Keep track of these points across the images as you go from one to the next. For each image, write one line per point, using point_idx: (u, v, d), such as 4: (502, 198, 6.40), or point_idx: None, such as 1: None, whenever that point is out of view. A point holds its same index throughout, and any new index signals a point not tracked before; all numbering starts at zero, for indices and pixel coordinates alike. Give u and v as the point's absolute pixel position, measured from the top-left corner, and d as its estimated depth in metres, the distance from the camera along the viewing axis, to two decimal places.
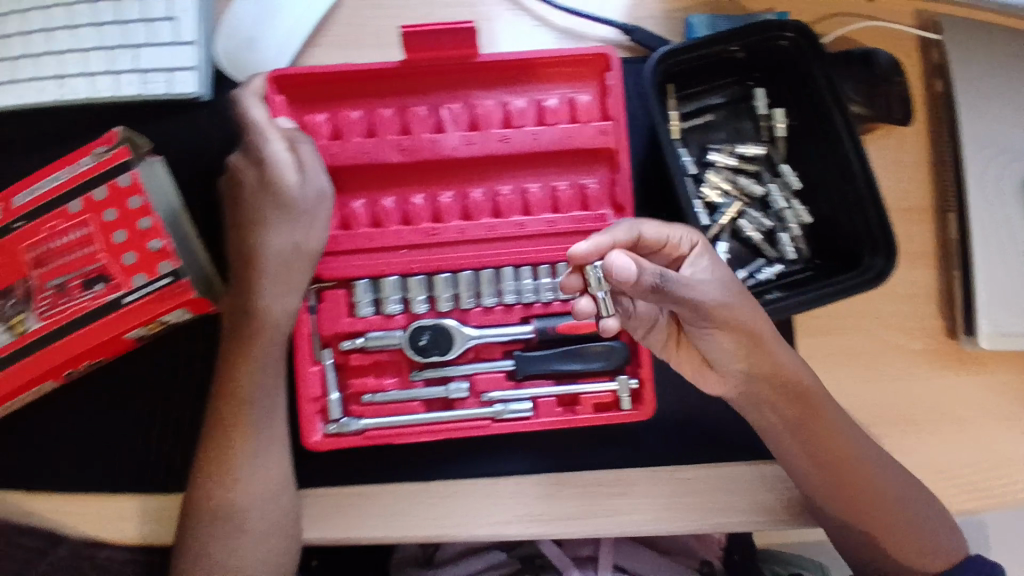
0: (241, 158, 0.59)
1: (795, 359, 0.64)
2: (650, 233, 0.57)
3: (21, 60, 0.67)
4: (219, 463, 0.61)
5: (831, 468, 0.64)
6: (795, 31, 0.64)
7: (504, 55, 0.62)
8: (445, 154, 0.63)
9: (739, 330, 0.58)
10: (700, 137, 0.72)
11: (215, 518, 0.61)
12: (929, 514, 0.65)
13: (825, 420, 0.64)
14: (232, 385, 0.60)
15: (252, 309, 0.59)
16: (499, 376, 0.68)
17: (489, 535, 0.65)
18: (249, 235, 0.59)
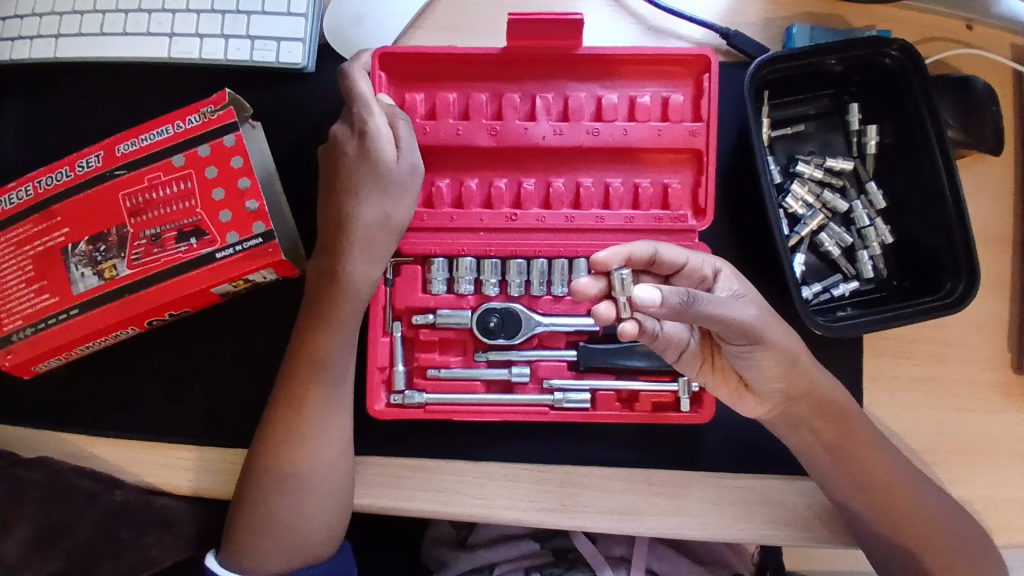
0: (339, 131, 0.61)
1: (829, 379, 0.65)
2: (666, 253, 0.58)
3: (134, 14, 0.71)
4: (286, 422, 0.63)
5: (871, 489, 0.65)
6: (901, 49, 0.64)
7: (603, 49, 0.65)
8: (535, 142, 0.66)
9: (779, 351, 0.59)
10: (789, 145, 0.72)
11: (275, 476, 0.62)
12: (978, 547, 0.64)
13: (863, 444, 0.65)
14: (308, 347, 0.62)
15: (337, 275, 0.61)
16: (561, 365, 0.69)
17: (534, 521, 0.65)
18: (339, 203, 0.61)
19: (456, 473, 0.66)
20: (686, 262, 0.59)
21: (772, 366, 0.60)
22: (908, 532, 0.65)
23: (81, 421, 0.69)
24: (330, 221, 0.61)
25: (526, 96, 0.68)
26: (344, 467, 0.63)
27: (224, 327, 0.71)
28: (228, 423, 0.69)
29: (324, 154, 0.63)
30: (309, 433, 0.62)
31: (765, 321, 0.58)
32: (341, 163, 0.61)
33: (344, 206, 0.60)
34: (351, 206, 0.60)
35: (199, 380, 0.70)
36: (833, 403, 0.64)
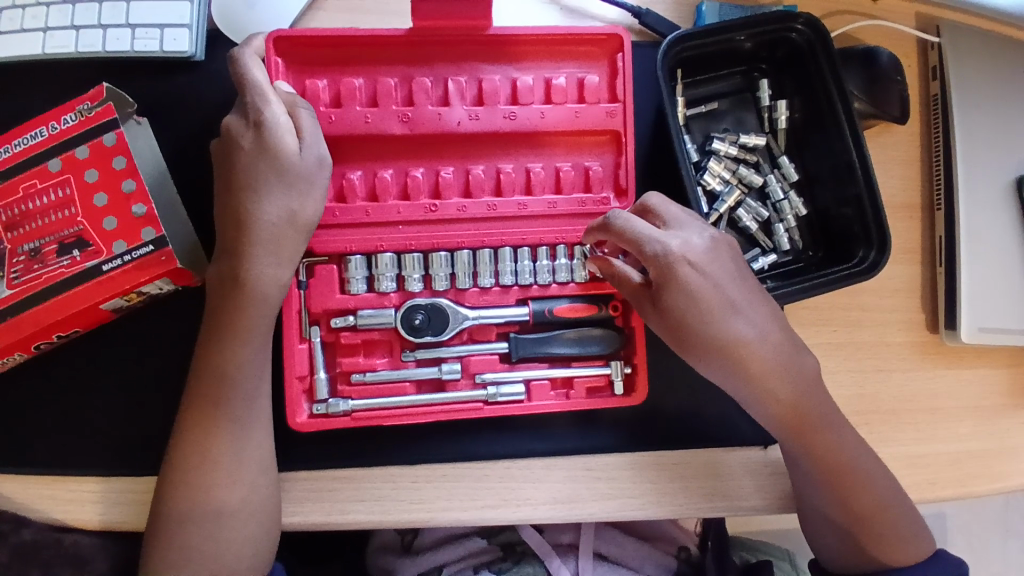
0: (234, 121, 0.57)
1: (803, 380, 0.58)
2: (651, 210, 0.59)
3: (7, 10, 0.64)
4: (197, 444, 0.58)
5: (825, 467, 0.62)
6: (806, 23, 0.65)
7: (515, 29, 0.62)
8: (450, 127, 0.63)
9: (717, 360, 0.57)
10: (704, 124, 0.72)
11: (191, 503, 0.58)
12: (907, 520, 0.64)
13: (781, 375, 0.57)
14: (216, 361, 0.58)
15: (241, 278, 0.56)
16: (493, 359, 0.67)
17: (477, 520, 0.64)
18: (236, 200, 0.56)
19: (392, 479, 0.64)
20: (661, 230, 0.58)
21: (698, 327, 0.56)
22: (859, 508, 0.62)
23: None
24: (228, 220, 0.57)
25: (438, 80, 0.65)
26: (263, 485, 0.60)
27: (126, 345, 0.65)
28: (142, 447, 0.64)
29: (218, 148, 0.58)
30: (224, 455, 0.58)
31: (698, 319, 0.56)
32: (235, 158, 0.56)
33: (242, 204, 0.56)
34: (250, 202, 0.56)
35: (106, 403, 0.64)
36: (760, 357, 0.57)
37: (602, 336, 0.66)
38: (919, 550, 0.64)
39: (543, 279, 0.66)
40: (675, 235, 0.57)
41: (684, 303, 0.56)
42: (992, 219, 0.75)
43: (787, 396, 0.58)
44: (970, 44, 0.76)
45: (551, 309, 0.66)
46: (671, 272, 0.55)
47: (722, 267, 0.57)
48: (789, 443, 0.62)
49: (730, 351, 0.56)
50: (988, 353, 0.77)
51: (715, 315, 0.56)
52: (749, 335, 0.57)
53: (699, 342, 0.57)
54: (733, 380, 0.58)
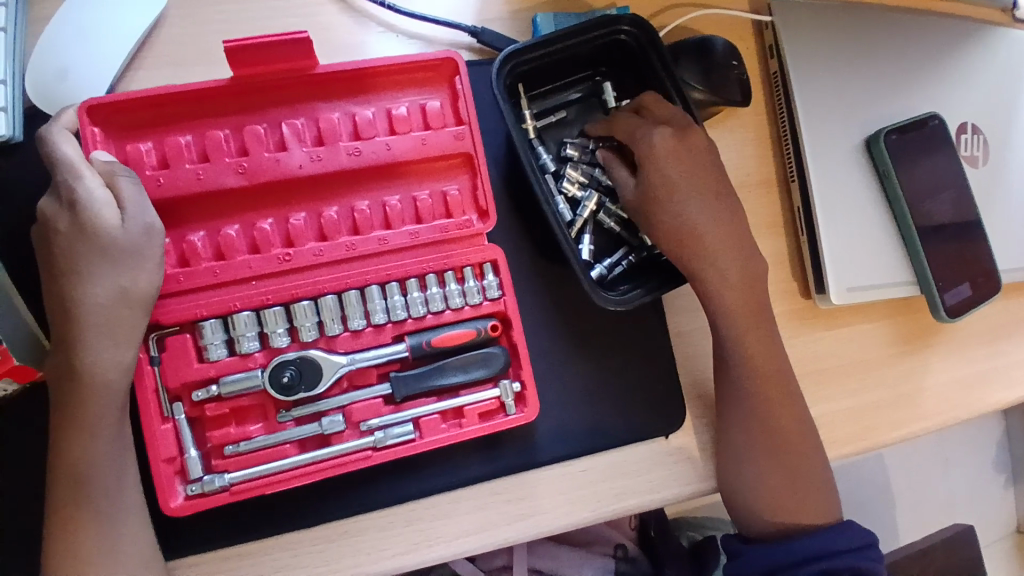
0: (47, 203, 0.53)
1: (733, 242, 0.65)
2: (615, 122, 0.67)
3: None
4: (63, 550, 0.54)
5: (758, 371, 0.66)
6: (632, 24, 0.66)
7: (342, 64, 0.60)
8: (291, 172, 0.61)
9: (709, 236, 0.64)
10: (557, 133, 0.73)
11: None
12: (819, 460, 0.68)
13: (731, 257, 0.65)
14: (66, 459, 0.54)
15: (76, 367, 0.53)
16: (377, 402, 0.64)
17: (387, 569, 0.62)
18: (61, 285, 0.53)
19: (291, 547, 0.62)
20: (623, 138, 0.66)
21: (691, 198, 0.64)
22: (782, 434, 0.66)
23: None
24: (54, 308, 0.53)
25: (274, 125, 0.62)
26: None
27: None
28: (14, 558, 0.60)
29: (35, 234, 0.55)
30: (92, 560, 0.54)
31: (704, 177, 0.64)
32: (54, 241, 0.53)
33: (68, 288, 0.53)
34: (77, 284, 0.53)
35: None
36: (714, 244, 0.64)
37: (484, 359, 0.65)
38: (831, 500, 0.68)
39: (417, 312, 0.65)
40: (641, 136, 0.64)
41: (671, 163, 0.63)
42: (845, 183, 0.78)
43: (732, 277, 0.65)
44: (801, 20, 0.79)
45: (428, 340, 0.64)
46: (689, 132, 0.63)
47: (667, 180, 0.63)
48: (728, 348, 0.66)
49: (697, 237, 0.63)
50: (864, 309, 0.80)
51: (688, 172, 0.63)
52: (705, 216, 0.64)
53: (662, 210, 0.63)
54: (705, 257, 0.64)
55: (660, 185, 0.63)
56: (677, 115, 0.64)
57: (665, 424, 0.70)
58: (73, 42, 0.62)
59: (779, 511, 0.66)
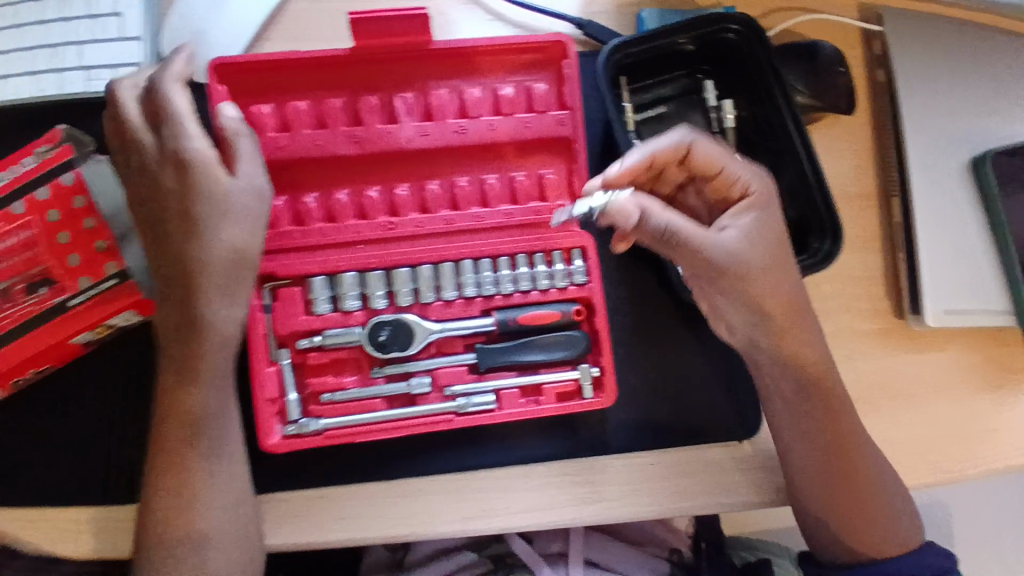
0: (146, 152, 0.57)
1: (813, 326, 0.64)
2: (700, 149, 0.61)
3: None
4: (176, 476, 0.59)
5: (832, 434, 0.64)
6: (741, 23, 0.67)
7: (456, 41, 0.62)
8: (399, 144, 0.64)
9: (788, 307, 0.62)
10: (654, 127, 0.73)
11: (173, 532, 0.58)
12: (898, 509, 0.65)
13: (805, 333, 0.63)
14: (179, 399, 0.58)
15: (194, 313, 0.57)
16: (462, 370, 0.68)
17: (455, 531, 0.65)
18: (175, 235, 0.57)
19: (368, 494, 0.65)
20: (721, 166, 0.62)
21: (770, 276, 0.60)
22: (849, 483, 0.64)
23: None
24: (171, 257, 0.57)
25: (386, 98, 0.66)
26: (237, 518, 0.60)
27: (97, 378, 0.66)
28: (117, 478, 0.64)
29: (137, 184, 0.57)
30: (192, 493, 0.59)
31: (753, 251, 0.60)
32: (169, 192, 0.56)
33: (182, 237, 0.57)
34: (193, 237, 0.57)
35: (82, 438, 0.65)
36: (789, 319, 0.62)
37: (567, 341, 0.67)
38: (912, 533, 0.65)
39: (506, 289, 0.68)
40: (741, 166, 0.62)
41: (762, 233, 0.61)
42: (948, 201, 0.76)
43: (813, 352, 0.63)
44: (911, 32, 0.77)
45: (515, 317, 0.67)
46: (770, 198, 0.62)
47: (776, 215, 0.62)
48: (805, 396, 0.64)
49: (774, 310, 0.61)
50: (959, 334, 0.77)
51: (776, 245, 0.61)
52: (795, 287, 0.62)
53: (755, 282, 0.60)
54: (770, 329, 0.62)
55: (762, 257, 0.60)
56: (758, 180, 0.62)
57: (737, 430, 0.70)
58: (201, 6, 0.64)
59: (847, 550, 0.64)
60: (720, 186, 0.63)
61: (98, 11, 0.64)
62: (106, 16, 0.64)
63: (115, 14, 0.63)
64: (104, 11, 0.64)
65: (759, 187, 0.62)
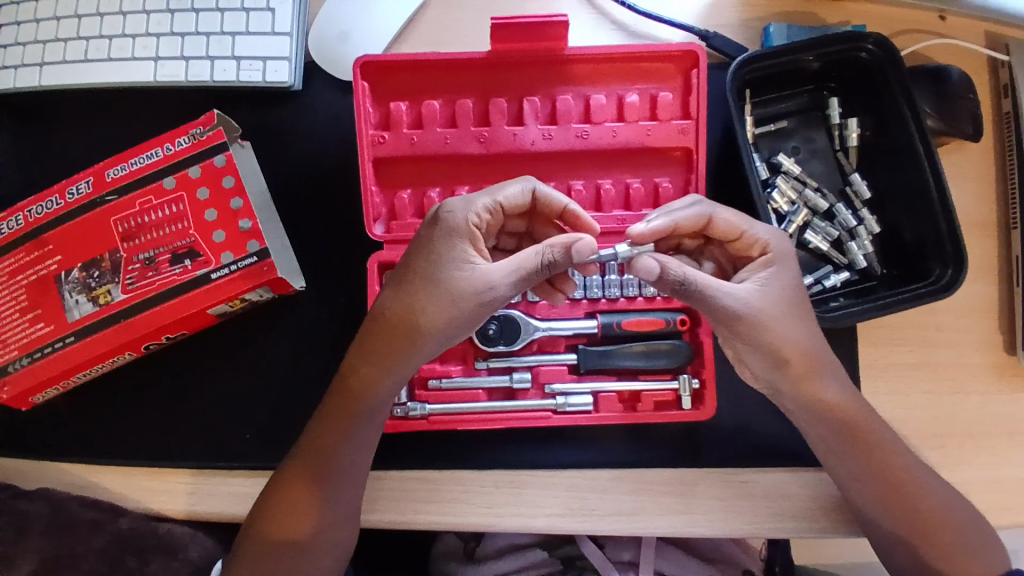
0: (474, 203, 0.59)
1: (841, 383, 0.64)
2: (721, 217, 0.62)
3: (118, 39, 0.69)
4: (310, 457, 0.61)
5: (883, 480, 0.64)
6: (876, 42, 0.66)
7: (589, 49, 0.64)
8: (524, 147, 0.66)
9: (811, 363, 0.61)
10: (772, 142, 0.73)
11: (291, 501, 0.61)
12: (981, 543, 0.64)
13: (830, 387, 0.63)
14: (348, 396, 0.60)
15: (384, 356, 0.58)
16: (562, 370, 0.69)
17: (543, 526, 0.66)
18: (492, 287, 0.56)
19: (460, 483, 0.66)
20: (742, 230, 0.62)
21: (794, 330, 0.60)
22: (921, 520, 0.64)
23: (82, 450, 0.68)
24: (441, 304, 0.56)
25: (513, 100, 0.68)
26: (358, 503, 0.63)
27: (219, 347, 0.70)
28: (226, 442, 0.67)
29: (414, 252, 0.58)
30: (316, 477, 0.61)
31: (781, 306, 0.60)
32: (464, 245, 0.57)
33: (500, 290, 0.57)
34: (423, 296, 0.57)
35: (201, 404, 0.69)
36: (817, 372, 0.62)
37: (670, 350, 0.68)
38: (997, 551, 0.65)
39: (612, 293, 0.69)
40: (764, 228, 0.62)
41: (777, 293, 0.60)
42: None
43: (837, 402, 0.63)
44: None
45: (619, 322, 0.68)
46: (770, 262, 0.61)
47: (794, 273, 0.62)
48: (838, 443, 0.64)
49: (800, 363, 0.61)
50: None
51: (793, 304, 0.60)
52: (815, 343, 0.61)
53: (777, 336, 0.60)
54: (792, 379, 0.62)
55: (785, 309, 0.60)
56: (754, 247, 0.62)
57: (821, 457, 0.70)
58: (350, 11, 0.69)
59: None
60: (741, 248, 0.63)
61: (250, 5, 0.69)
62: (260, 11, 0.69)
63: (268, 10, 0.69)
64: (257, 5, 0.69)
65: (778, 246, 0.62)
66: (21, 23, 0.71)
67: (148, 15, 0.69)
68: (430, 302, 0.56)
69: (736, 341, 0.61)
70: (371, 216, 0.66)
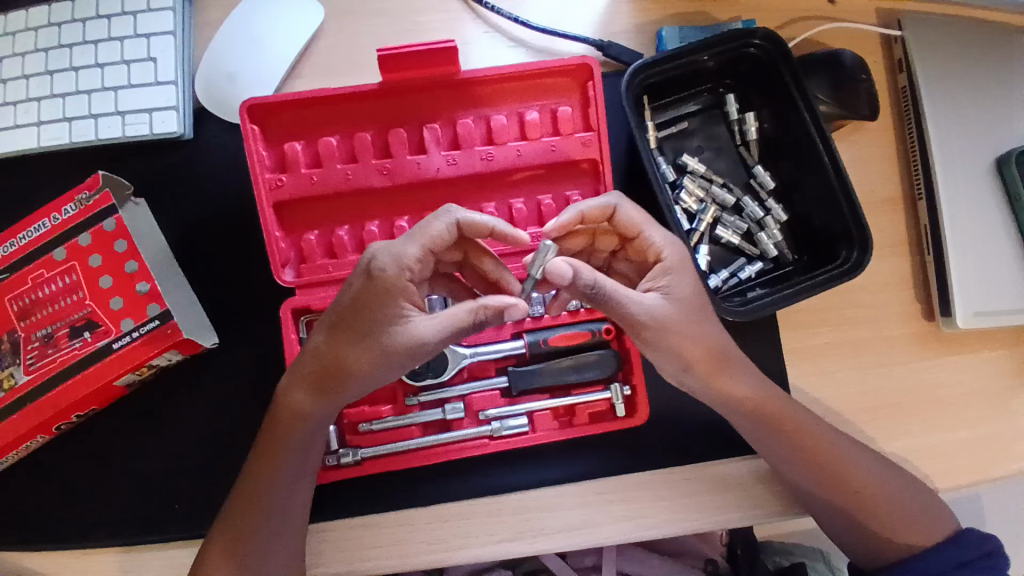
0: (403, 255, 0.56)
1: (752, 378, 0.65)
2: (624, 212, 0.61)
3: (0, 108, 0.66)
4: (247, 501, 0.60)
5: (811, 464, 0.65)
6: (764, 37, 0.66)
7: (483, 70, 0.64)
8: (430, 175, 0.65)
9: (715, 362, 0.62)
10: (676, 143, 0.73)
11: (228, 552, 0.59)
12: (919, 507, 0.66)
13: (741, 384, 0.64)
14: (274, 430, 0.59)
15: (323, 397, 0.58)
16: (495, 394, 0.69)
17: (494, 554, 0.65)
18: (423, 343, 0.55)
19: (404, 523, 0.65)
20: (640, 230, 0.62)
21: (693, 334, 0.60)
22: (857, 492, 0.66)
23: (4, 544, 0.64)
24: (373, 360, 0.55)
25: (414, 128, 0.67)
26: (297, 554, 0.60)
27: (140, 417, 0.67)
28: (159, 513, 0.65)
29: (347, 300, 0.56)
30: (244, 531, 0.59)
31: (683, 313, 0.60)
32: (398, 300, 0.55)
33: (431, 343, 0.55)
34: (360, 346, 0.55)
35: (128, 478, 0.66)
36: (725, 369, 0.63)
37: (599, 361, 0.67)
38: (938, 509, 0.66)
39: (536, 311, 0.69)
40: (661, 232, 0.62)
41: (676, 302, 0.60)
42: (980, 203, 0.73)
43: (750, 395, 0.64)
44: (931, 35, 0.74)
45: (546, 338, 0.68)
46: (670, 271, 0.61)
47: (692, 277, 0.62)
48: (757, 431, 0.65)
49: (705, 363, 0.62)
50: (995, 336, 0.75)
51: (694, 311, 0.60)
52: (716, 344, 0.62)
53: (675, 341, 0.60)
54: (700, 378, 0.63)
55: (686, 314, 0.60)
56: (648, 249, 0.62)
57: None
58: (237, 53, 0.67)
59: (874, 552, 0.67)
60: (639, 247, 0.63)
61: (130, 56, 0.66)
62: (139, 61, 0.66)
63: (149, 60, 0.66)
64: (136, 56, 0.66)
65: (672, 253, 0.61)
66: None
67: (28, 79, 0.66)
68: (370, 355, 0.55)
69: (642, 344, 0.61)
70: (278, 262, 0.64)
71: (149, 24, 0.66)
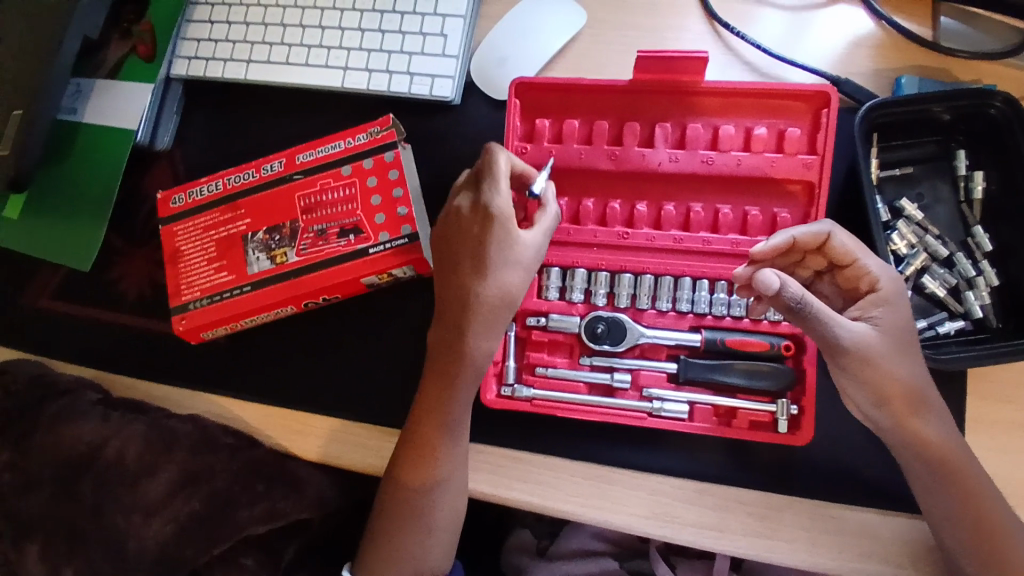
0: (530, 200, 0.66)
1: (946, 428, 0.63)
2: (839, 240, 0.65)
3: (316, 49, 0.82)
4: (433, 409, 0.68)
5: (982, 534, 0.62)
6: (1006, 100, 0.68)
7: (723, 82, 0.70)
8: (652, 168, 0.73)
9: (911, 403, 0.62)
10: (897, 187, 0.75)
11: (418, 449, 0.68)
12: None
13: (934, 431, 0.63)
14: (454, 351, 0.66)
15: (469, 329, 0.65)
16: (661, 376, 0.74)
17: (624, 523, 0.69)
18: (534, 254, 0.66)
19: (551, 468, 0.71)
20: (855, 258, 0.64)
21: (894, 368, 0.62)
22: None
23: (234, 390, 0.79)
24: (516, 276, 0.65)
25: (646, 125, 0.75)
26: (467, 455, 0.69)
27: (357, 320, 0.79)
28: (354, 400, 0.76)
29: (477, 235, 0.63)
30: (437, 428, 0.68)
31: (889, 345, 0.62)
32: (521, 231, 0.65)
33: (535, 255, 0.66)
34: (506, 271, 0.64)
35: (336, 365, 0.78)
36: (920, 411, 0.63)
37: (772, 372, 0.70)
38: None
39: (718, 310, 0.73)
40: (876, 262, 0.64)
41: (884, 334, 0.62)
42: None
43: (938, 443, 0.63)
44: None
45: (723, 338, 0.72)
46: (880, 301, 0.63)
47: (905, 313, 0.63)
48: (936, 484, 0.63)
49: (899, 399, 0.62)
50: None
51: (899, 345, 0.62)
52: (918, 385, 0.62)
53: (873, 371, 0.62)
54: (889, 413, 0.63)
55: (890, 347, 0.62)
56: (862, 276, 0.65)
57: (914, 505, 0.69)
58: (512, 40, 0.79)
59: None
60: (851, 276, 0.66)
61: (427, 31, 0.79)
62: (434, 35, 0.79)
63: (441, 35, 0.79)
64: (433, 31, 0.79)
65: (889, 284, 0.64)
66: (231, 23, 0.84)
67: (343, 30, 0.81)
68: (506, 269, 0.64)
69: (839, 368, 0.64)
70: None
71: (446, 6, 0.79)
